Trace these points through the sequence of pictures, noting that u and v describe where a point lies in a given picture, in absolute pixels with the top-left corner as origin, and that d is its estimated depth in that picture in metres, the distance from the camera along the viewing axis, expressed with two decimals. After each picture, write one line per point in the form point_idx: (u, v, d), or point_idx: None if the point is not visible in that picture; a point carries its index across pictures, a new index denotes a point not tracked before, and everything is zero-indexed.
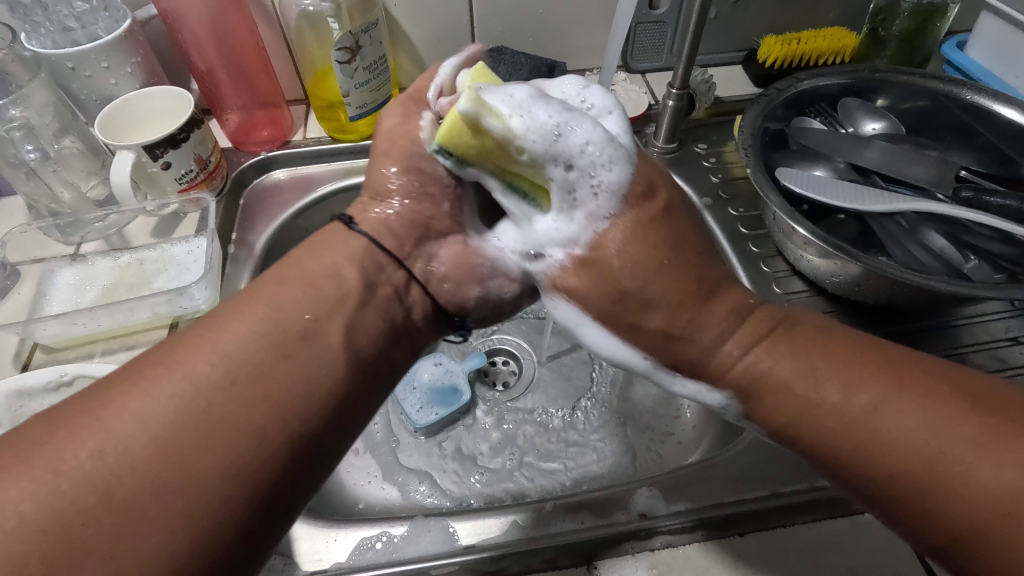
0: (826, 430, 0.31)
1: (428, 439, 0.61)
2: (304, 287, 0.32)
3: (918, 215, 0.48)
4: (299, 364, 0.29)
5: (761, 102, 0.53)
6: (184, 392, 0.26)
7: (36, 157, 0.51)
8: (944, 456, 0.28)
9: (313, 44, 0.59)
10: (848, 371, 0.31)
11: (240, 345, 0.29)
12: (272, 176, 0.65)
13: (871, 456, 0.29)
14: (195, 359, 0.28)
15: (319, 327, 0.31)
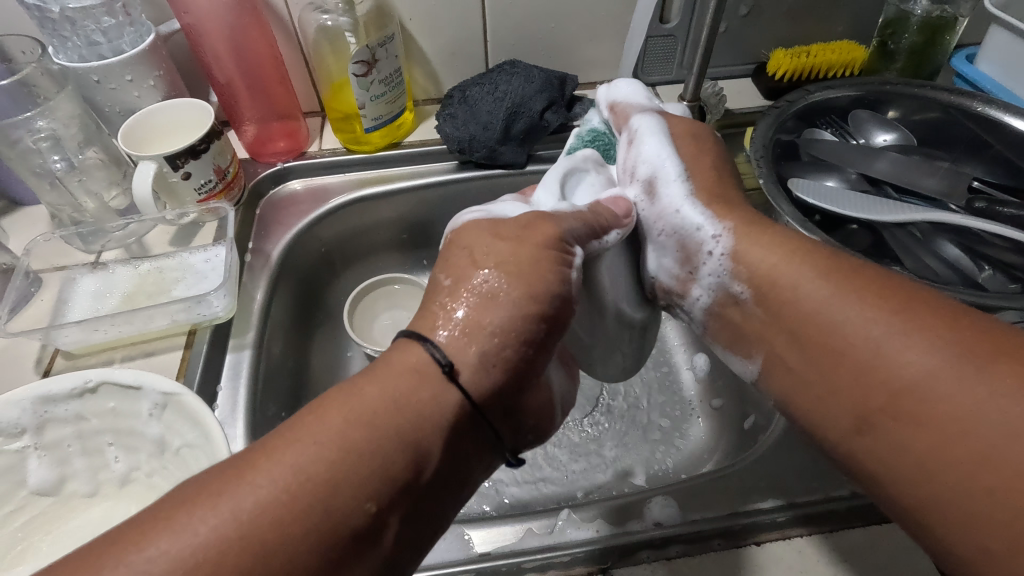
0: (893, 397, 0.31)
1: None
2: (390, 400, 0.30)
3: (931, 226, 0.48)
4: (366, 559, 0.27)
5: (772, 115, 0.54)
6: (261, 512, 0.26)
7: (61, 167, 0.52)
8: (928, 390, 0.30)
9: (331, 58, 0.61)
10: (883, 318, 0.33)
11: (333, 475, 0.27)
12: (288, 186, 0.66)
13: (906, 413, 0.30)
14: (275, 476, 0.27)
15: (419, 477, 0.29)
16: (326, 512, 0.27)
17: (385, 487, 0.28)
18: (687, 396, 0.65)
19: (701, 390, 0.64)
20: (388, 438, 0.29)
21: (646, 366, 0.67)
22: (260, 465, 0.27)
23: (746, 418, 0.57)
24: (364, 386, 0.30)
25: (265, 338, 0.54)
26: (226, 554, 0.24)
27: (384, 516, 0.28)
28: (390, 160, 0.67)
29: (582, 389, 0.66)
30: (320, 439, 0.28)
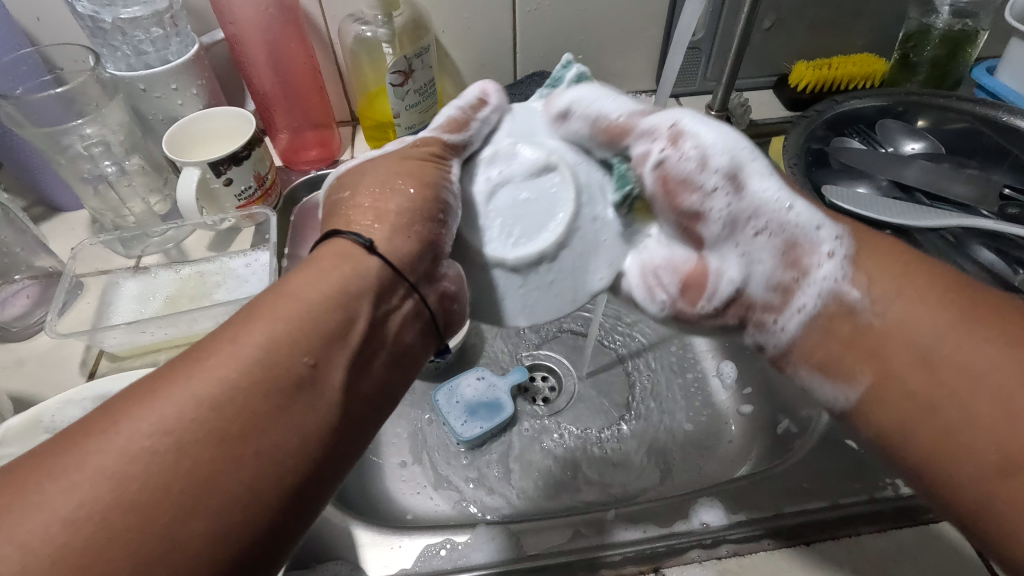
0: (905, 348, 0.32)
1: (472, 453, 0.61)
2: (285, 317, 0.28)
3: (964, 230, 0.49)
4: (314, 412, 0.27)
5: (802, 124, 0.55)
6: (215, 401, 0.25)
7: (113, 171, 0.53)
8: (973, 383, 0.30)
9: (368, 68, 0.62)
10: (945, 324, 0.31)
11: (242, 376, 0.26)
12: (322, 194, 0.67)
13: (948, 386, 0.30)
14: (189, 384, 0.25)
15: (317, 374, 0.27)
16: (269, 398, 0.26)
17: (260, 385, 0.26)
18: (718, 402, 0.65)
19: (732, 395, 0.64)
20: (291, 323, 0.28)
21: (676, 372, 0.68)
22: (176, 376, 0.26)
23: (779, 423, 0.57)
24: (309, 280, 0.30)
25: None
26: (182, 439, 0.24)
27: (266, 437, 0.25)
28: None
29: (609, 397, 0.66)
30: (235, 326, 0.27)
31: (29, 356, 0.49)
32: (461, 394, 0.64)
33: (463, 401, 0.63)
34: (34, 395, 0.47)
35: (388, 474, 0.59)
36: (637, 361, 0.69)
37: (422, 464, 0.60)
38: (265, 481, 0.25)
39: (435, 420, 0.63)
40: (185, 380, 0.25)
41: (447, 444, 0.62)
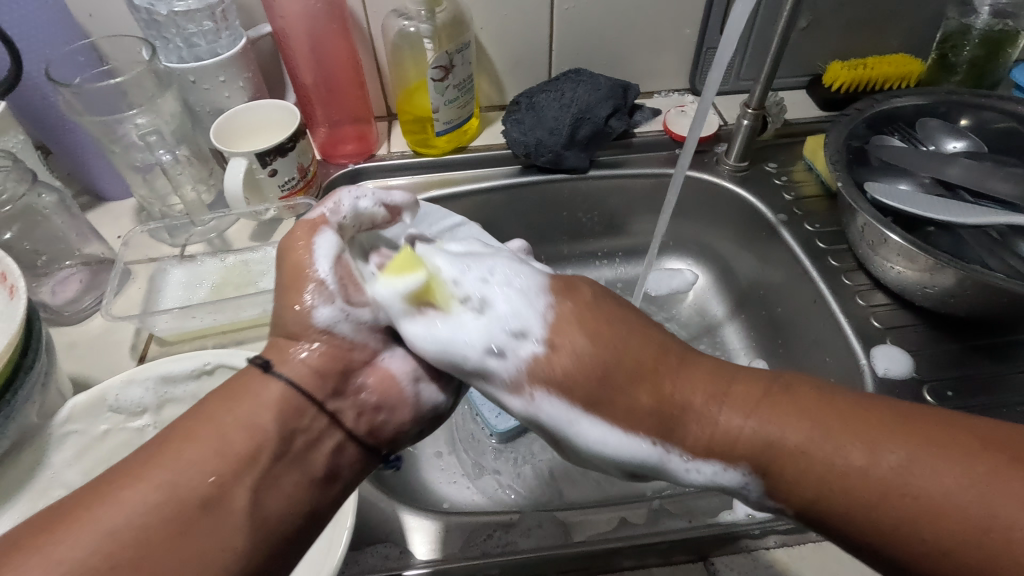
0: (806, 474, 0.30)
1: (506, 445, 0.61)
2: (216, 442, 0.31)
3: (1010, 228, 0.48)
4: (216, 533, 0.29)
5: (843, 121, 0.55)
6: (150, 518, 0.28)
7: (168, 159, 0.54)
8: (902, 486, 0.27)
9: (409, 63, 0.63)
10: (919, 457, 0.28)
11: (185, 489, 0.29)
12: (360, 186, 0.68)
13: (835, 494, 0.29)
14: (143, 486, 0.29)
15: (224, 494, 0.30)
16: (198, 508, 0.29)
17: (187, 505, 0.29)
18: None
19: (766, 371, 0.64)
20: (213, 448, 0.31)
21: None
22: (142, 472, 0.29)
23: None
24: (230, 410, 0.32)
25: None
26: (119, 553, 0.27)
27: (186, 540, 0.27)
28: (455, 163, 0.70)
29: None
30: (165, 452, 0.30)
31: (80, 339, 0.51)
32: None
33: None
34: (87, 377, 0.48)
35: (423, 463, 0.60)
36: None
37: (457, 455, 0.61)
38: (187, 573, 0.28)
39: (468, 412, 0.64)
40: (134, 491, 0.28)
41: (481, 436, 0.62)
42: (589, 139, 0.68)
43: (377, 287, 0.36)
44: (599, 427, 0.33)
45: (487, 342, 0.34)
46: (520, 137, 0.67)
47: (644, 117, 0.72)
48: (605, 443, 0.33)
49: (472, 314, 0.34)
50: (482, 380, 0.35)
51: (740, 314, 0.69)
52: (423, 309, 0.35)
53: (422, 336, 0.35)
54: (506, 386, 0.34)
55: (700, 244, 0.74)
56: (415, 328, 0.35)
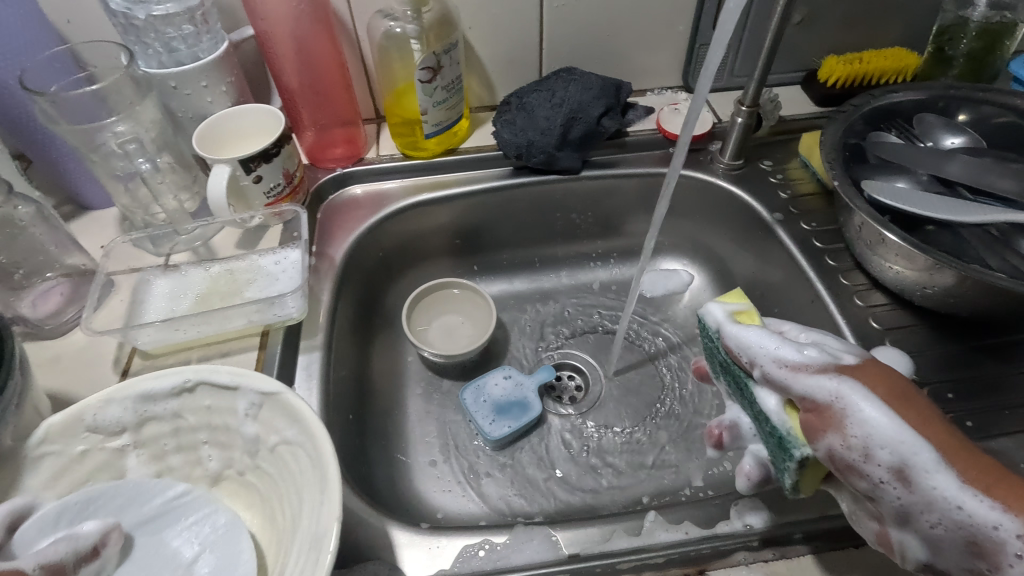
0: (947, 515, 0.32)
1: (500, 453, 0.61)
2: None
3: (1010, 227, 0.47)
4: None
5: (840, 117, 0.54)
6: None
7: (147, 168, 0.52)
8: None
9: (397, 64, 0.61)
10: None
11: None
12: (348, 191, 0.67)
13: (979, 540, 0.31)
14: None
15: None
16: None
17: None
18: None
19: None
20: None
21: None
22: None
23: None
24: None
25: (333, 341, 0.55)
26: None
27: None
28: (445, 166, 0.69)
29: (637, 394, 0.66)
30: None
31: (63, 353, 0.50)
32: (488, 393, 0.63)
33: (490, 401, 0.63)
34: (69, 393, 0.47)
35: (415, 473, 0.58)
36: (665, 359, 0.68)
37: (451, 463, 0.60)
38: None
39: (461, 419, 0.63)
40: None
41: (474, 444, 0.61)
42: (582, 139, 0.67)
43: (711, 308, 0.46)
44: (877, 407, 0.34)
45: (800, 346, 0.39)
46: (511, 137, 0.66)
47: (637, 116, 0.71)
48: (887, 420, 0.33)
49: (794, 345, 0.39)
50: (772, 366, 0.39)
51: None
52: (731, 325, 0.43)
53: (739, 336, 0.42)
54: (783, 370, 0.38)
55: (695, 244, 0.73)
56: (734, 329, 0.42)
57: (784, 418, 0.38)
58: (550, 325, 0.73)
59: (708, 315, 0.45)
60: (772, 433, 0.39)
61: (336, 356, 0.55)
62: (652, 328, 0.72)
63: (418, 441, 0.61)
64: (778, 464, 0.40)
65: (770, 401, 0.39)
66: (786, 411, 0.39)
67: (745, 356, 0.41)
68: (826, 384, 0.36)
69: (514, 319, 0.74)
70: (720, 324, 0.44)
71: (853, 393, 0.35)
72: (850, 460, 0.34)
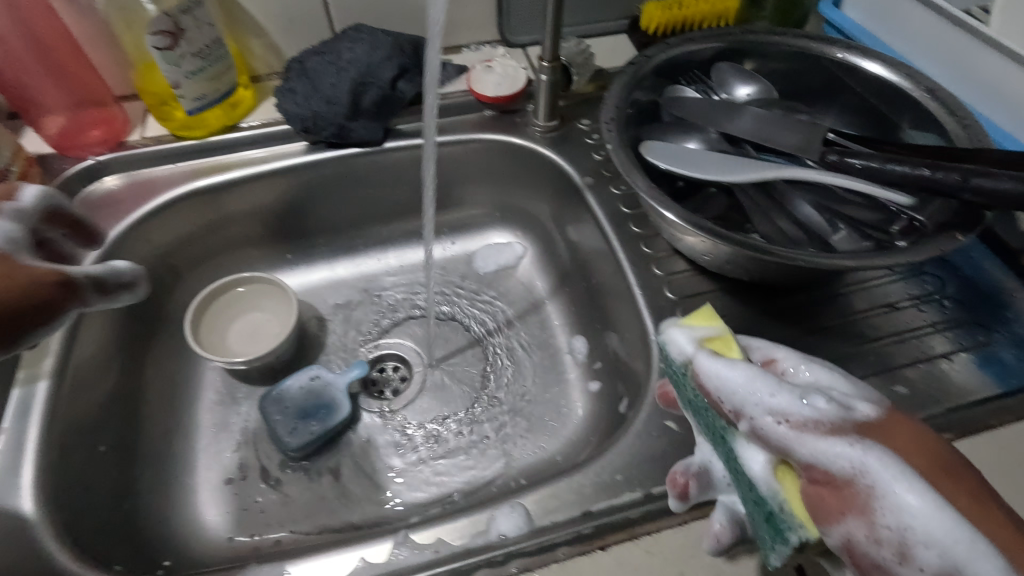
0: None
1: (303, 462, 0.56)
2: None
3: (787, 185, 0.45)
4: None
5: (628, 72, 0.50)
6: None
7: None
8: None
9: (126, 31, 0.52)
10: None
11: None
12: (103, 183, 0.57)
13: None
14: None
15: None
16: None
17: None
18: (565, 363, 0.61)
19: (586, 348, 0.61)
20: None
21: (530, 345, 0.64)
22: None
23: (620, 400, 0.53)
24: None
25: (69, 365, 0.47)
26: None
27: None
28: (224, 146, 0.60)
29: (461, 382, 0.62)
30: None
31: None
32: (291, 398, 0.58)
33: (293, 406, 0.58)
34: None
35: (203, 498, 0.53)
36: (492, 341, 0.65)
37: (248, 482, 0.55)
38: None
39: (263, 429, 0.58)
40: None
41: (275, 456, 0.56)
42: (377, 106, 0.59)
43: (675, 333, 0.36)
44: (916, 491, 0.25)
45: (801, 394, 0.30)
46: (295, 109, 0.58)
47: (445, 77, 0.65)
48: (926, 519, 0.25)
49: (794, 393, 0.30)
50: (767, 417, 0.30)
51: (564, 289, 0.65)
52: (710, 356, 0.33)
53: (720, 375, 0.32)
54: (782, 427, 0.29)
55: (524, 215, 0.68)
56: (709, 364, 0.33)
57: (776, 487, 0.30)
58: (374, 312, 0.67)
59: (674, 338, 0.36)
60: (759, 502, 0.31)
61: (74, 382, 0.47)
62: (482, 307, 0.68)
63: (212, 460, 0.55)
64: (760, 535, 0.32)
65: (756, 460, 0.31)
66: (776, 475, 0.30)
67: (725, 401, 0.31)
68: (845, 452, 0.27)
69: (335, 310, 0.67)
70: (689, 356, 0.35)
71: (883, 465, 0.26)
72: (878, 558, 0.26)
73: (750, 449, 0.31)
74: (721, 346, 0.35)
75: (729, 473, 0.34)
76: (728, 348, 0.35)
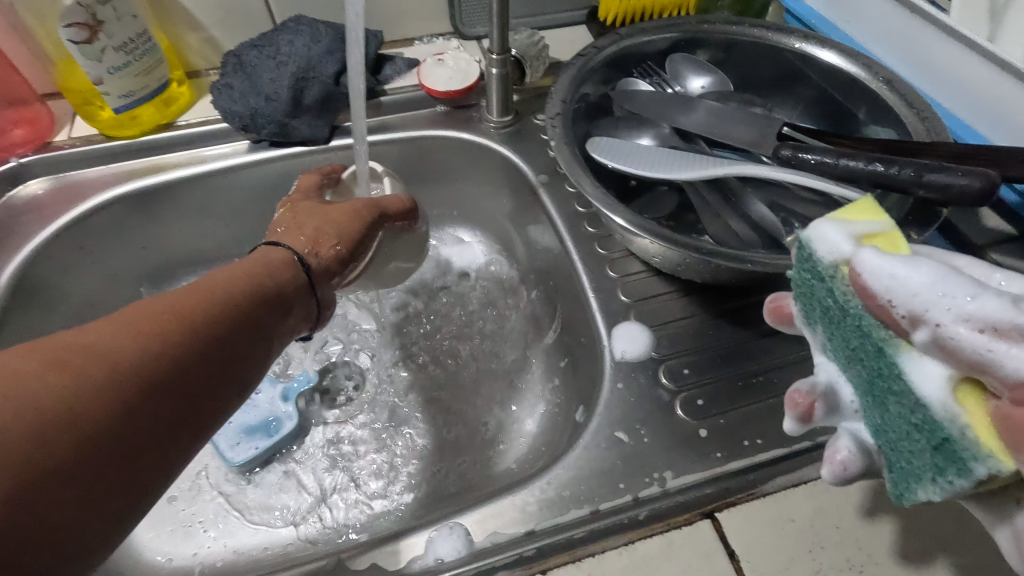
0: None
1: (246, 476, 0.53)
2: None
3: (740, 181, 0.43)
4: None
5: (576, 64, 0.47)
6: (61, 394, 0.24)
7: None
8: None
9: (42, 26, 0.48)
10: None
11: (223, 307, 0.31)
12: (28, 188, 0.54)
13: None
14: (158, 332, 0.28)
15: (250, 324, 0.32)
16: (171, 379, 0.27)
17: (139, 370, 0.26)
18: (525, 367, 0.59)
19: (545, 351, 0.59)
20: None
21: (485, 350, 0.61)
22: (136, 327, 0.27)
23: (577, 408, 0.51)
24: None
25: None
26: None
27: (282, 286, 0.36)
28: (159, 146, 0.57)
29: (416, 389, 0.59)
30: None
31: None
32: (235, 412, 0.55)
33: (237, 421, 0.54)
34: None
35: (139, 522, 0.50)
36: (444, 346, 0.61)
37: (189, 506, 0.52)
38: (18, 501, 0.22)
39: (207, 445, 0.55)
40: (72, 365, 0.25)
41: (216, 475, 0.53)
42: (320, 102, 0.56)
43: (822, 225, 0.26)
44: None
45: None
46: (231, 106, 0.55)
47: (395, 71, 0.62)
48: None
49: None
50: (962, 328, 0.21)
51: (523, 291, 0.62)
52: (868, 252, 0.23)
53: (894, 274, 0.22)
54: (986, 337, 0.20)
55: (482, 213, 0.66)
56: (874, 259, 0.23)
57: (955, 410, 0.22)
58: None
59: (811, 232, 0.26)
60: (858, 325, 0.25)
61: None
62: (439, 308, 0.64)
63: None
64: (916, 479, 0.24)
65: (930, 381, 0.22)
66: (956, 397, 0.22)
67: (881, 289, 0.23)
68: None
69: None
70: (844, 254, 0.25)
71: None
72: None
73: (874, 259, 0.23)
74: (874, 241, 0.25)
75: (863, 373, 0.26)
76: (889, 242, 0.25)
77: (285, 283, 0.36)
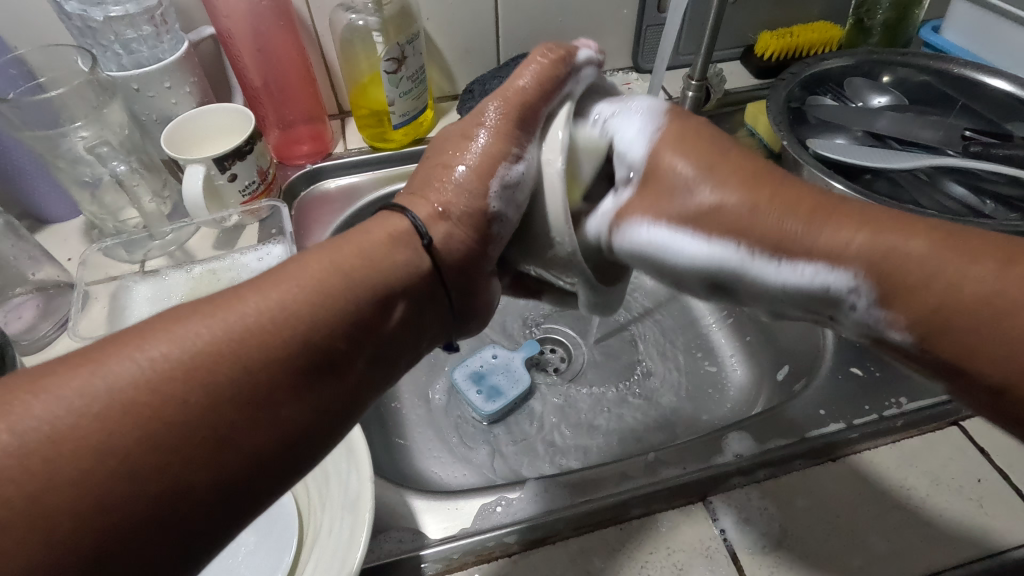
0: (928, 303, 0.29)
1: (489, 428, 0.61)
2: None
3: (935, 169, 0.54)
4: None
5: (781, 85, 0.59)
6: (123, 393, 0.23)
7: (123, 169, 0.52)
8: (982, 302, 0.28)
9: (361, 56, 0.63)
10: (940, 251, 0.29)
11: (300, 312, 0.27)
12: (321, 185, 0.67)
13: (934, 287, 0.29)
14: (202, 325, 0.25)
15: (331, 355, 0.27)
16: (268, 404, 0.25)
17: (224, 393, 0.24)
18: (714, 341, 0.69)
19: (726, 328, 0.69)
20: None
21: (672, 329, 0.70)
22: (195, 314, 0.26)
23: (780, 369, 0.61)
24: None
25: None
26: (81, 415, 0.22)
27: (390, 299, 0.30)
28: (413, 156, 0.69)
29: (622, 357, 0.68)
30: None
31: None
32: (476, 368, 0.64)
33: (475, 375, 0.63)
34: None
35: (416, 452, 0.59)
36: (637, 327, 0.71)
37: (450, 442, 0.60)
38: (92, 529, 0.21)
39: (455, 399, 0.63)
40: (126, 358, 0.24)
41: (469, 419, 0.62)
42: None
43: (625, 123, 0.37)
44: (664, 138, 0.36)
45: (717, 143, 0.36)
46: None
47: None
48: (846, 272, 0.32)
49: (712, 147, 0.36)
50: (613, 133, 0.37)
51: None
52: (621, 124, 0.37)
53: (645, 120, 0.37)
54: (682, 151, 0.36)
55: None
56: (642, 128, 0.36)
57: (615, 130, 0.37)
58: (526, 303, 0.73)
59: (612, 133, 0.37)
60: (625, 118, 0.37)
61: None
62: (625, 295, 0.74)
63: (418, 422, 0.62)
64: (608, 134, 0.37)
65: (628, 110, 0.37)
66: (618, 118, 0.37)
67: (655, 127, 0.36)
68: (764, 168, 0.35)
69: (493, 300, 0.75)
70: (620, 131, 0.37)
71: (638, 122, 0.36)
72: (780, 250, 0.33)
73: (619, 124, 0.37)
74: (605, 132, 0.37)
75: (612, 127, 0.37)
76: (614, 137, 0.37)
77: (394, 295, 0.30)
